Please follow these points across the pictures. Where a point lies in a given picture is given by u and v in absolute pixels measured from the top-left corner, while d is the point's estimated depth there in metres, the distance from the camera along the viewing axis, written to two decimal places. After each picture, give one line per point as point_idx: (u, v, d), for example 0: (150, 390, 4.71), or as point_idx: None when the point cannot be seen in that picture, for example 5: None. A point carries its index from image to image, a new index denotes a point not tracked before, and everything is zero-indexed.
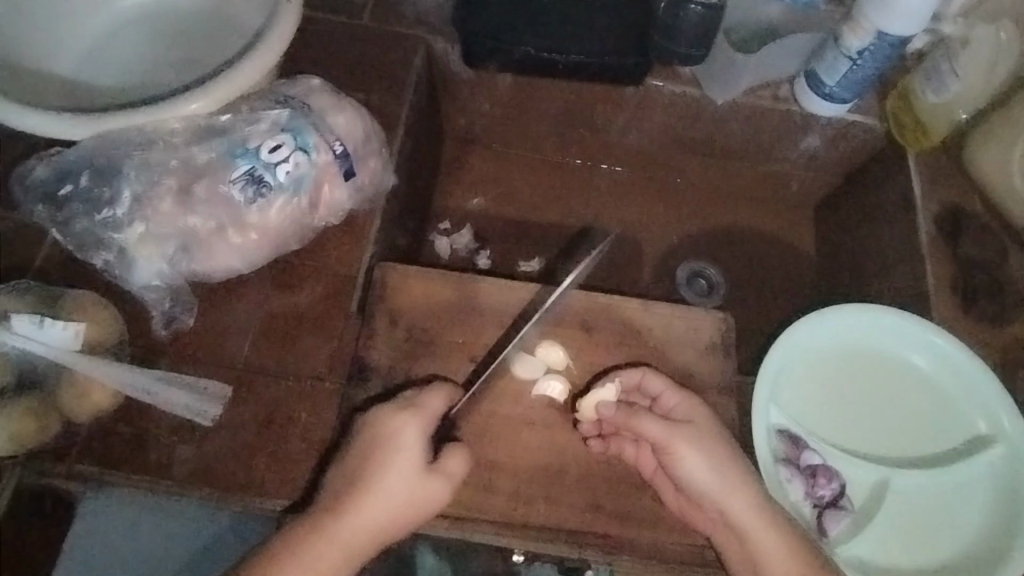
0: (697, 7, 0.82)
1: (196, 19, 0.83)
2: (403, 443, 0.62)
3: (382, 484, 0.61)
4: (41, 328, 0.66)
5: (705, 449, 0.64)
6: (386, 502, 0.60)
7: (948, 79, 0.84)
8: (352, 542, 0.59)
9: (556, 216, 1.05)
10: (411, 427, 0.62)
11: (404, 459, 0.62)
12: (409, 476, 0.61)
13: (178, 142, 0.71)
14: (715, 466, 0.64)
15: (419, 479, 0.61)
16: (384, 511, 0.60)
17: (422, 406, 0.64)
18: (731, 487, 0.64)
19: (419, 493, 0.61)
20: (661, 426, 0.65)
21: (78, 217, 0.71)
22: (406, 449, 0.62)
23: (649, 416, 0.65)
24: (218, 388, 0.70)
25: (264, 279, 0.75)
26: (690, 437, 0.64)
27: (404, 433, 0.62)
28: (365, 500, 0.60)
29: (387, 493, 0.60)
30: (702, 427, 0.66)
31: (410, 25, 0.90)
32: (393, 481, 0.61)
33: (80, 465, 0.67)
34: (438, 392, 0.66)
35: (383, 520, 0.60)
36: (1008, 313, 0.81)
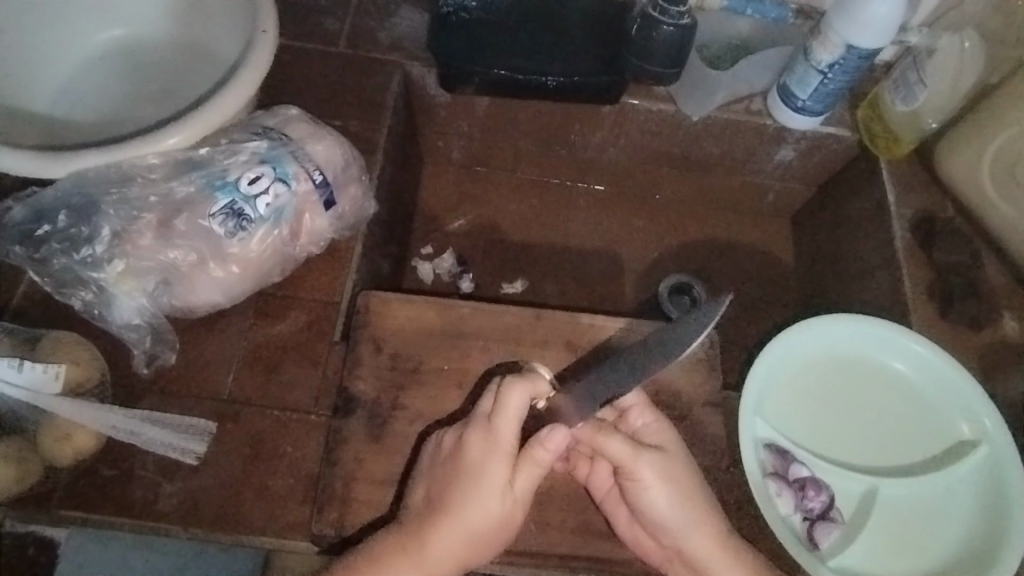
0: (670, 27, 0.82)
1: (173, 52, 0.82)
2: (487, 476, 0.60)
3: (464, 518, 0.59)
4: (21, 372, 0.64)
5: (673, 480, 0.63)
6: (466, 535, 0.59)
7: (916, 89, 0.86)
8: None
9: (537, 236, 1.05)
10: (497, 455, 0.60)
11: (486, 488, 0.59)
12: (492, 506, 0.60)
13: (156, 178, 0.69)
14: (677, 499, 0.63)
15: (503, 505, 0.60)
16: (463, 544, 0.59)
17: (501, 428, 0.60)
18: (693, 519, 0.63)
19: (499, 519, 0.60)
20: (626, 450, 0.62)
21: (55, 256, 0.69)
22: (489, 481, 0.60)
23: (615, 435, 0.63)
24: (202, 425, 0.68)
25: (246, 311, 0.74)
26: (655, 464, 0.63)
27: (487, 463, 0.60)
28: (443, 535, 0.59)
29: (462, 524, 0.59)
30: (669, 453, 0.64)
31: (387, 51, 0.90)
32: (476, 512, 0.59)
33: (65, 511, 0.64)
34: (512, 410, 0.60)
35: (461, 552, 0.59)
36: (985, 316, 0.82)
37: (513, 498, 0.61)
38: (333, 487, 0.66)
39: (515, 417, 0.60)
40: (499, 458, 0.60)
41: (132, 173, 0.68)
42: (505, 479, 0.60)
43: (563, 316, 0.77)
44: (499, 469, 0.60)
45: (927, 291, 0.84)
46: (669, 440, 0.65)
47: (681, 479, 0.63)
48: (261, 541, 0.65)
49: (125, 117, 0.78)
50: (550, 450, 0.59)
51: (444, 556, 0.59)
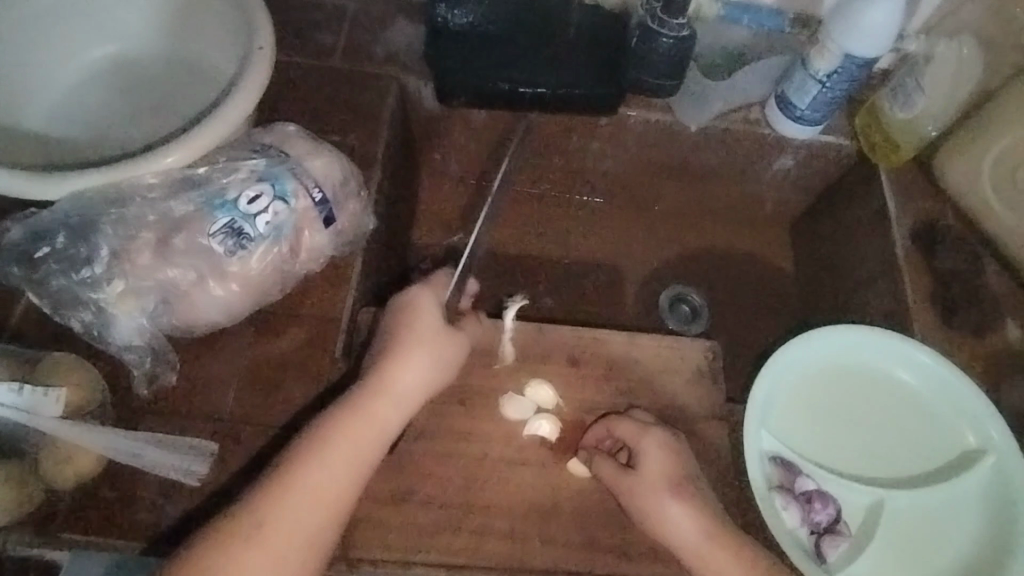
0: (669, 39, 0.84)
1: (167, 69, 0.82)
2: (417, 338, 0.68)
3: (396, 385, 0.66)
4: (19, 395, 0.63)
5: (648, 496, 0.65)
6: (398, 399, 0.66)
7: (914, 95, 0.86)
8: (374, 440, 0.63)
9: (536, 247, 1.05)
10: (427, 305, 0.70)
11: (417, 341, 0.68)
12: (420, 370, 0.67)
13: (155, 197, 0.69)
14: (660, 505, 0.65)
15: (432, 368, 0.68)
16: (396, 407, 0.65)
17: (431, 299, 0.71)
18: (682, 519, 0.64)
19: (423, 383, 0.67)
20: (612, 470, 0.68)
21: (53, 277, 0.68)
22: (420, 347, 0.68)
23: (602, 462, 0.69)
24: (203, 445, 0.68)
25: (246, 328, 0.74)
26: (630, 484, 0.66)
27: (415, 335, 0.68)
28: (384, 400, 0.65)
29: (413, 359, 0.67)
30: (650, 470, 0.66)
31: (384, 65, 0.90)
32: (407, 377, 0.66)
33: (65, 534, 0.64)
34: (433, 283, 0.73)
35: (395, 416, 0.65)
36: (989, 324, 0.82)
37: (441, 364, 0.69)
38: None
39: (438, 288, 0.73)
40: (427, 306, 0.70)
41: (130, 192, 0.68)
42: (435, 332, 0.69)
43: (565, 331, 0.77)
44: (426, 310, 0.70)
45: (929, 299, 0.84)
46: (647, 457, 0.67)
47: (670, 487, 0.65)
48: None
49: (119, 136, 0.78)
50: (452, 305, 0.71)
51: (384, 416, 0.64)
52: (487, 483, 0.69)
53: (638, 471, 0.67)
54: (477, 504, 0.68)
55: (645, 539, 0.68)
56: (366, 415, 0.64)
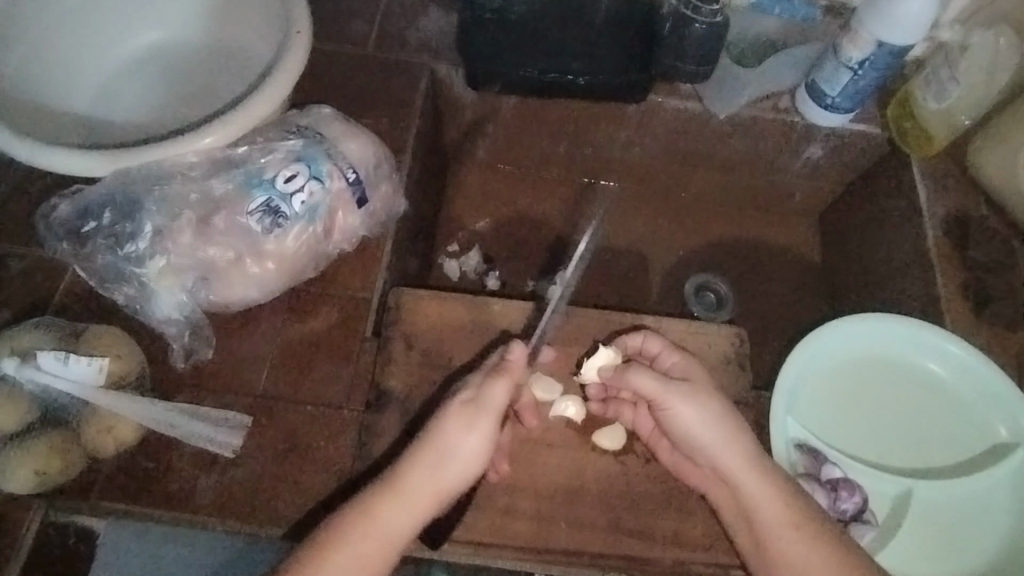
0: (702, 25, 0.83)
1: (207, 55, 0.84)
2: (437, 429, 0.59)
3: (407, 483, 0.57)
4: (66, 365, 0.64)
5: (702, 402, 0.64)
6: (406, 501, 0.57)
7: (948, 84, 0.85)
8: (373, 551, 0.55)
9: (562, 233, 1.06)
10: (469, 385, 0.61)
11: (450, 421, 0.59)
12: (442, 466, 0.58)
13: (196, 176, 0.71)
14: (724, 454, 0.62)
15: (453, 461, 0.58)
16: (404, 512, 0.57)
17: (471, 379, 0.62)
18: (750, 480, 0.61)
19: (442, 481, 0.58)
20: (656, 383, 0.64)
21: (99, 252, 0.71)
22: (438, 440, 0.58)
23: (645, 372, 0.65)
24: (236, 418, 0.70)
25: (279, 306, 0.75)
26: (683, 392, 0.64)
27: (440, 425, 0.59)
28: (389, 503, 0.57)
29: (442, 446, 0.58)
30: (698, 383, 0.65)
31: (416, 51, 0.91)
32: (421, 475, 0.58)
33: (104, 502, 0.66)
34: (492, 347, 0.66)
35: (400, 523, 0.56)
36: (1020, 317, 0.81)
37: (466, 457, 0.58)
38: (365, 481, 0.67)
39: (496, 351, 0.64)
40: (469, 387, 0.61)
41: (172, 171, 0.70)
42: (459, 416, 0.59)
43: (590, 313, 0.78)
44: (467, 390, 0.61)
45: (960, 290, 0.83)
46: (695, 371, 0.67)
47: (733, 440, 0.62)
48: (293, 535, 0.66)
49: (161, 120, 0.80)
50: (518, 357, 0.62)
51: (387, 521, 0.56)
52: (513, 462, 0.70)
53: (692, 380, 0.66)
54: (504, 482, 0.69)
55: (669, 521, 0.69)
56: (386, 504, 0.57)
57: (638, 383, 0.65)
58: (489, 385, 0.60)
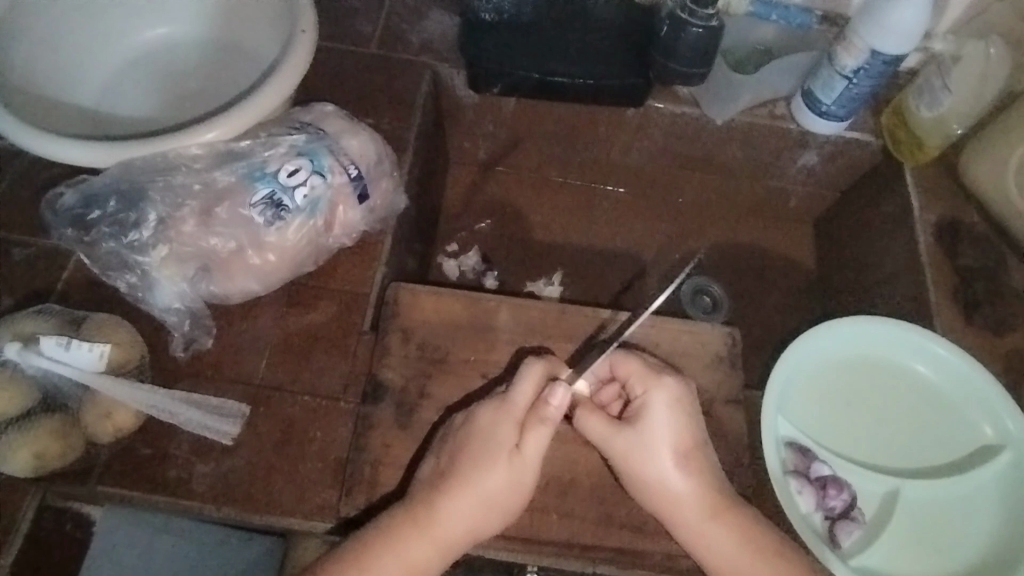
0: (698, 29, 0.83)
1: (212, 51, 0.85)
2: (478, 477, 0.61)
3: (441, 525, 0.60)
4: (68, 350, 0.65)
5: (651, 452, 0.64)
6: (439, 542, 0.60)
7: (940, 94, 0.86)
8: None
9: (560, 236, 1.07)
10: (507, 428, 0.62)
11: (490, 468, 0.61)
12: (478, 510, 0.61)
13: (200, 167, 0.72)
14: (681, 509, 0.64)
15: (489, 507, 0.61)
16: (436, 551, 0.60)
17: (501, 420, 0.62)
18: (701, 533, 0.63)
19: (475, 525, 0.61)
20: (603, 429, 0.66)
21: (103, 240, 0.72)
22: (478, 487, 0.61)
23: (593, 417, 0.66)
24: (234, 407, 0.71)
25: (279, 299, 0.77)
26: (627, 443, 0.64)
27: (483, 471, 0.61)
28: (423, 544, 0.60)
29: (480, 494, 0.61)
30: (648, 430, 0.64)
31: (419, 53, 0.93)
32: (457, 519, 0.60)
33: (102, 486, 0.67)
34: (525, 379, 0.63)
35: (430, 560, 0.60)
36: (1009, 321, 0.83)
37: (501, 504, 0.61)
38: (361, 472, 0.68)
39: (531, 386, 0.63)
40: (507, 432, 0.62)
41: (176, 162, 0.71)
42: (500, 465, 0.61)
43: (587, 312, 0.79)
44: (508, 435, 0.62)
45: (950, 295, 0.84)
46: (651, 414, 0.64)
47: (703, 495, 0.64)
48: (290, 523, 0.67)
49: (166, 114, 0.82)
50: (557, 407, 0.61)
51: (421, 560, 0.60)
52: None
53: (641, 426, 0.64)
54: None
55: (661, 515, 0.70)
56: (422, 542, 0.60)
57: (585, 424, 0.67)
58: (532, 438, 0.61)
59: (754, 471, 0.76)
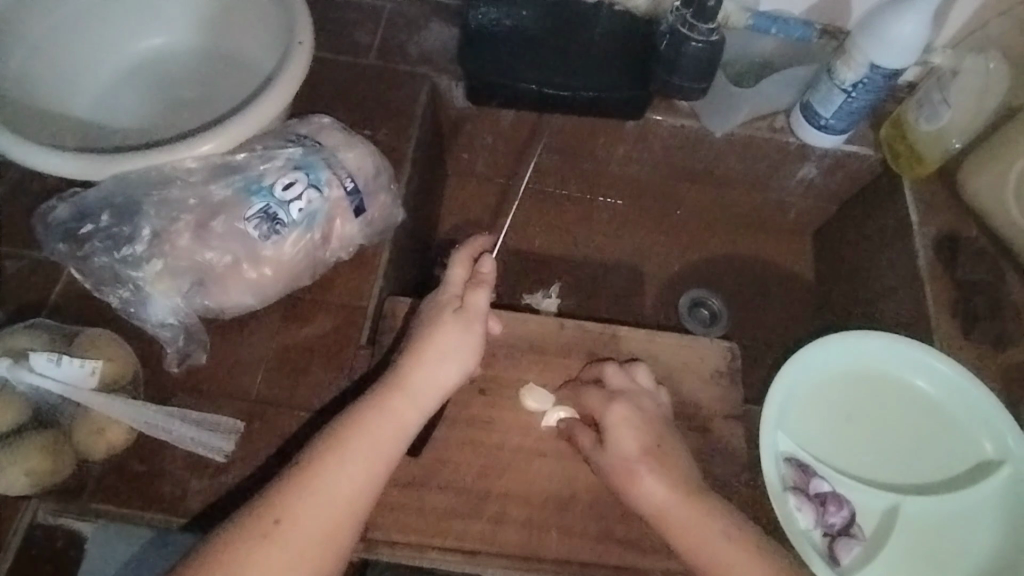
0: (699, 43, 0.83)
1: (208, 62, 0.85)
2: (432, 337, 0.64)
3: (410, 381, 0.63)
4: (59, 366, 0.64)
5: (624, 465, 0.65)
6: (414, 392, 0.62)
7: (940, 108, 0.86)
8: (389, 436, 0.60)
9: (558, 248, 1.07)
10: (449, 296, 0.67)
11: (441, 324, 0.65)
12: (440, 361, 0.64)
13: (195, 180, 0.71)
14: (662, 517, 0.62)
15: (449, 360, 0.64)
16: (411, 401, 0.62)
17: (449, 293, 0.68)
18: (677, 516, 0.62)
19: (440, 376, 0.64)
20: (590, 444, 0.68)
21: (96, 254, 0.71)
22: (431, 345, 0.64)
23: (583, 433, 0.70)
24: (228, 423, 0.70)
25: (275, 312, 0.76)
26: (604, 459, 0.66)
27: (433, 331, 0.65)
28: (398, 397, 0.62)
29: (437, 351, 0.64)
30: (619, 445, 0.66)
31: (417, 64, 0.92)
32: (424, 373, 0.63)
33: (95, 503, 0.66)
34: (457, 260, 0.69)
35: (409, 411, 0.62)
36: (1010, 337, 0.82)
37: (457, 354, 0.65)
38: None
39: (463, 264, 0.69)
40: (449, 295, 0.67)
41: (172, 176, 0.70)
42: (449, 319, 0.65)
43: (586, 327, 0.78)
44: (449, 299, 0.67)
45: (951, 310, 0.84)
46: (619, 427, 0.66)
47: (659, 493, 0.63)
48: None
49: (162, 126, 0.81)
50: (487, 271, 0.68)
51: (402, 410, 0.61)
52: (506, 473, 0.70)
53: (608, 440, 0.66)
54: (495, 491, 0.69)
55: (661, 534, 0.69)
56: (393, 398, 0.62)
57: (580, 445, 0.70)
58: (471, 295, 0.67)
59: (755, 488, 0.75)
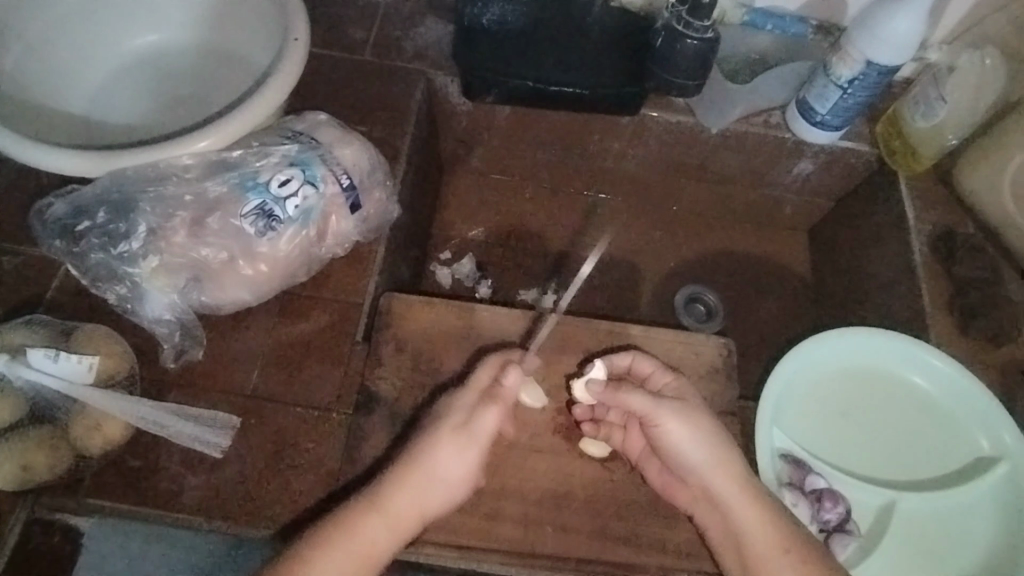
0: (694, 41, 0.83)
1: (204, 58, 0.85)
2: (428, 458, 0.61)
3: (392, 504, 0.59)
4: (57, 362, 0.65)
5: (689, 415, 0.64)
6: (392, 519, 0.59)
7: (936, 105, 0.86)
8: (352, 561, 0.57)
9: (554, 244, 1.07)
10: (459, 408, 0.63)
11: (442, 444, 0.61)
12: (427, 489, 0.60)
13: (192, 177, 0.71)
14: (710, 473, 0.63)
15: (439, 484, 0.61)
16: (386, 528, 0.59)
17: (460, 401, 0.64)
18: (737, 500, 0.62)
19: (425, 505, 0.60)
20: (648, 400, 0.64)
21: (92, 251, 0.71)
22: (427, 467, 0.60)
23: (634, 391, 0.65)
24: (225, 419, 0.70)
25: (271, 308, 0.76)
26: (676, 406, 0.64)
27: (433, 449, 0.61)
28: (373, 521, 0.59)
29: (429, 474, 0.60)
30: (692, 404, 0.66)
31: (413, 60, 0.92)
32: (406, 498, 0.60)
33: (91, 499, 0.66)
34: (485, 364, 0.66)
35: (383, 539, 0.59)
36: (1005, 333, 0.82)
37: (450, 482, 0.61)
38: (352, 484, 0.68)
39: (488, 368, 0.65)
40: (459, 408, 0.63)
41: (168, 172, 0.70)
42: (452, 439, 0.61)
43: (581, 323, 0.78)
44: (458, 412, 0.63)
45: (946, 305, 0.84)
46: (688, 393, 0.67)
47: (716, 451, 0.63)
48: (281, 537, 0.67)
49: (158, 122, 0.81)
50: (508, 387, 0.63)
51: (374, 535, 0.58)
52: (501, 468, 0.71)
53: (684, 398, 0.66)
54: (491, 487, 0.70)
55: (656, 529, 0.69)
56: (371, 520, 0.59)
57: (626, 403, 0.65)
58: (482, 412, 0.63)
59: None
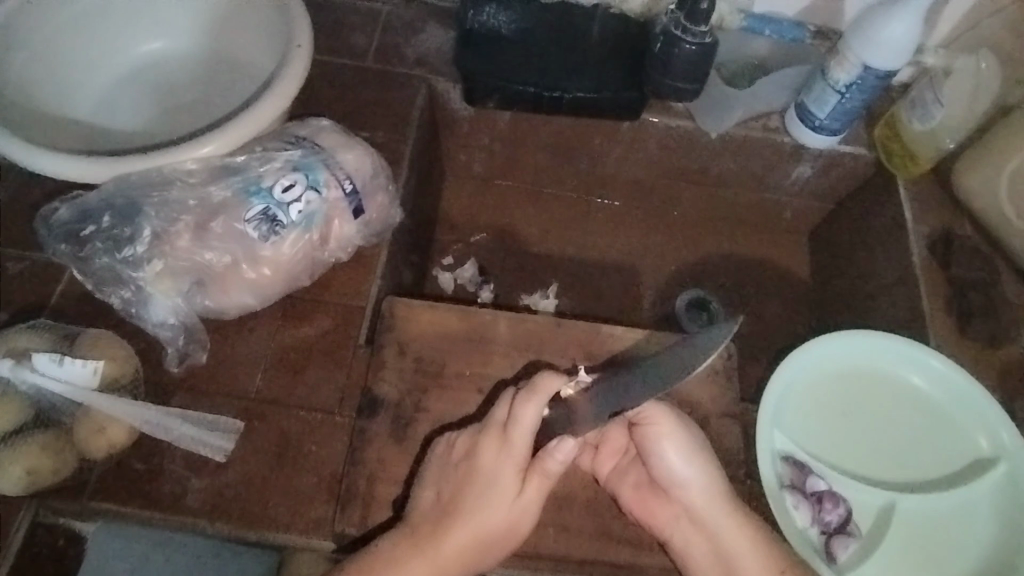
0: (692, 46, 0.83)
1: (207, 65, 0.86)
2: (478, 514, 0.61)
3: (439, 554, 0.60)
4: (61, 366, 0.66)
5: (680, 422, 0.67)
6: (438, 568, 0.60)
7: (932, 108, 0.87)
8: None
9: (555, 248, 1.08)
10: (507, 465, 0.62)
11: (491, 501, 0.61)
12: (476, 540, 0.61)
13: (195, 182, 0.72)
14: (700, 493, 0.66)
15: (488, 537, 0.61)
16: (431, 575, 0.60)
17: (507, 451, 0.62)
18: (722, 514, 0.65)
19: (473, 555, 0.61)
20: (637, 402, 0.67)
21: (97, 255, 0.72)
22: (474, 522, 0.61)
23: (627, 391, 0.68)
24: (229, 423, 0.70)
25: (275, 313, 0.77)
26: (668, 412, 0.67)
27: (484, 505, 0.61)
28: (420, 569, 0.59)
29: (475, 529, 0.61)
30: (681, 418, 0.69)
31: (414, 66, 0.93)
32: (454, 549, 0.60)
33: (94, 502, 0.67)
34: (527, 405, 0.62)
35: None
36: (1004, 334, 0.83)
37: (497, 534, 0.61)
38: (355, 486, 0.68)
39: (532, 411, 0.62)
40: (508, 464, 0.62)
41: (171, 177, 0.71)
42: (503, 495, 0.62)
43: (582, 326, 0.78)
44: (506, 468, 0.62)
45: (945, 307, 0.85)
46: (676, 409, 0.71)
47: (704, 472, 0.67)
48: (282, 538, 0.67)
49: (161, 128, 0.82)
50: (560, 458, 0.61)
51: None
52: None
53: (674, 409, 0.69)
54: None
55: None
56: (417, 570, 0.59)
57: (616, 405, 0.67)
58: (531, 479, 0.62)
59: (751, 486, 0.75)
